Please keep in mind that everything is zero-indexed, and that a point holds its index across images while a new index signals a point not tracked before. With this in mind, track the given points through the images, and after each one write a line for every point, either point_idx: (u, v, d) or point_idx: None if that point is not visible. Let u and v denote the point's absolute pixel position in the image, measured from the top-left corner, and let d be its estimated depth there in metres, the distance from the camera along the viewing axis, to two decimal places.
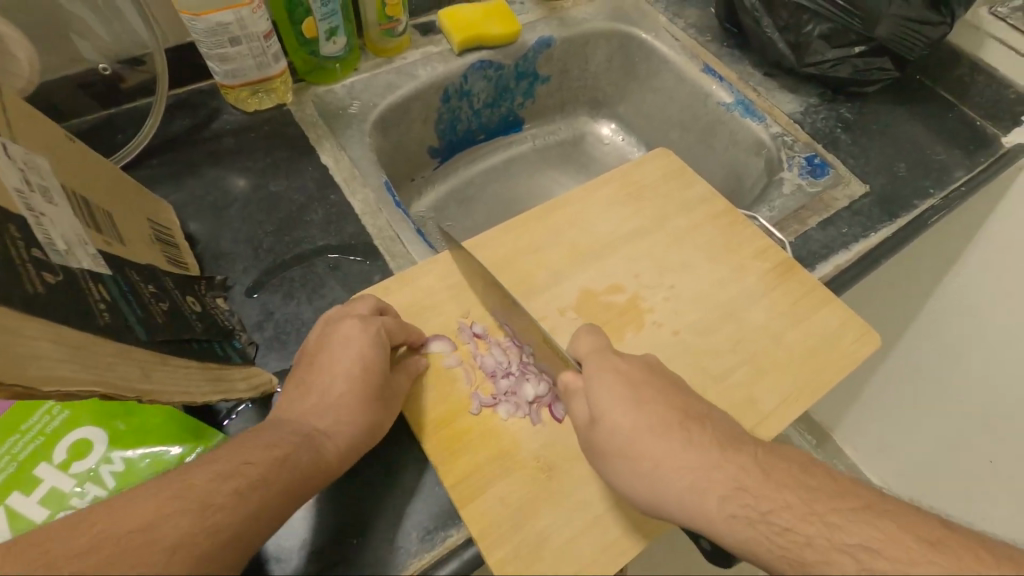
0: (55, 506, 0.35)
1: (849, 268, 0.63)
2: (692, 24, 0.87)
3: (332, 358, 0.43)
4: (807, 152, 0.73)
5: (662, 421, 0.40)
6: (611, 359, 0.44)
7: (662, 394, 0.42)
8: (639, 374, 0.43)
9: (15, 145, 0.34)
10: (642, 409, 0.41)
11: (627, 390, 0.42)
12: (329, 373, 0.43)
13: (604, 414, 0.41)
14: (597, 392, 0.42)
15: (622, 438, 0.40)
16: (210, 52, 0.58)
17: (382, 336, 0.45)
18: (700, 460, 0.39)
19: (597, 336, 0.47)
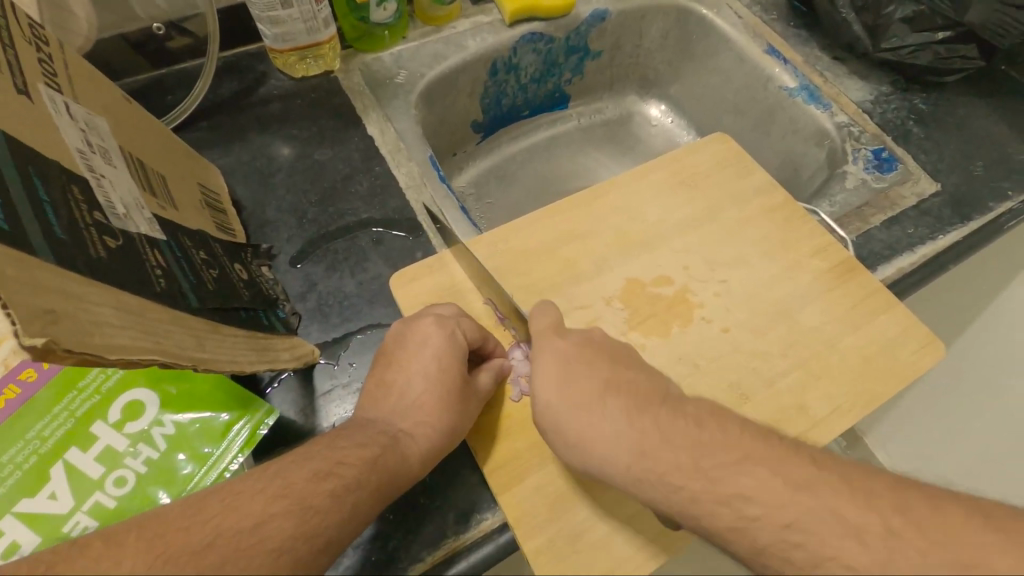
0: (109, 463, 0.36)
1: (912, 271, 0.60)
2: (757, 1, 0.81)
3: (411, 362, 0.44)
4: (874, 144, 0.69)
5: (587, 395, 0.41)
6: (555, 337, 0.44)
7: (592, 367, 0.42)
8: (576, 355, 0.43)
9: (76, 104, 0.34)
10: (565, 385, 0.41)
11: (557, 355, 0.43)
12: (408, 372, 0.43)
13: (539, 394, 0.42)
14: (537, 363, 0.43)
15: (557, 408, 0.41)
16: (262, 14, 0.57)
17: (457, 341, 0.45)
18: (622, 419, 0.39)
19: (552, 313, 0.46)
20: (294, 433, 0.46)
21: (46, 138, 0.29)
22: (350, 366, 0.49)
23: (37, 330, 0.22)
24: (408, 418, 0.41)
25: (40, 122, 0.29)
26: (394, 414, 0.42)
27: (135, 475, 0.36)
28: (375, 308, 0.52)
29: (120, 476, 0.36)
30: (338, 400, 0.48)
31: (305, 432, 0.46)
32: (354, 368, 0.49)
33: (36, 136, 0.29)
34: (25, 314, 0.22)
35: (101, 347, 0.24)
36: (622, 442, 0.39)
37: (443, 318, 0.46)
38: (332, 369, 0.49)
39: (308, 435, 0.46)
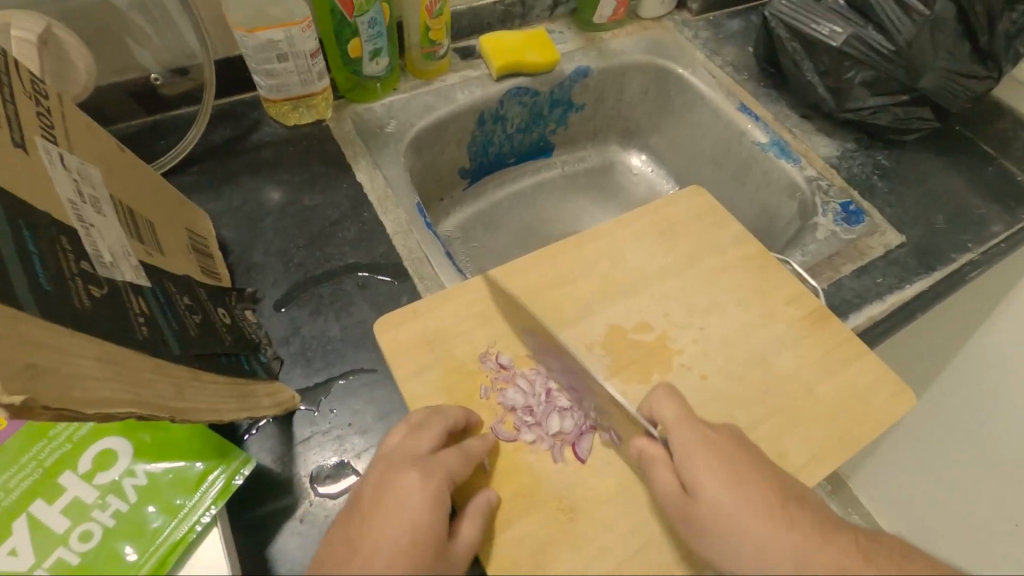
0: (76, 516, 0.35)
1: (882, 319, 0.62)
2: (730, 62, 0.87)
3: (387, 502, 0.37)
4: (842, 197, 0.72)
5: (762, 505, 0.38)
6: (703, 429, 0.42)
7: (739, 464, 0.40)
8: (738, 452, 0.41)
9: (70, 155, 0.34)
10: (737, 491, 0.38)
11: (735, 449, 0.41)
12: (382, 514, 0.37)
13: (697, 490, 0.39)
14: (734, 461, 0.40)
15: (721, 517, 0.38)
16: (258, 66, 0.59)
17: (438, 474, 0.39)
18: (736, 505, 0.38)
19: (675, 399, 0.44)
20: (270, 481, 0.45)
21: (37, 189, 0.30)
22: (330, 412, 0.49)
23: (17, 388, 0.23)
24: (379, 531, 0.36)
25: (32, 173, 0.30)
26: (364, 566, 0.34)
27: (102, 529, 0.35)
28: (359, 353, 0.52)
29: (86, 530, 0.34)
30: (317, 448, 0.47)
31: (283, 480, 0.45)
32: (335, 415, 0.49)
33: (27, 187, 0.29)
34: (7, 371, 0.23)
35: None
36: (750, 534, 0.37)
37: (420, 447, 0.41)
38: (312, 415, 0.48)
39: (285, 484, 0.45)
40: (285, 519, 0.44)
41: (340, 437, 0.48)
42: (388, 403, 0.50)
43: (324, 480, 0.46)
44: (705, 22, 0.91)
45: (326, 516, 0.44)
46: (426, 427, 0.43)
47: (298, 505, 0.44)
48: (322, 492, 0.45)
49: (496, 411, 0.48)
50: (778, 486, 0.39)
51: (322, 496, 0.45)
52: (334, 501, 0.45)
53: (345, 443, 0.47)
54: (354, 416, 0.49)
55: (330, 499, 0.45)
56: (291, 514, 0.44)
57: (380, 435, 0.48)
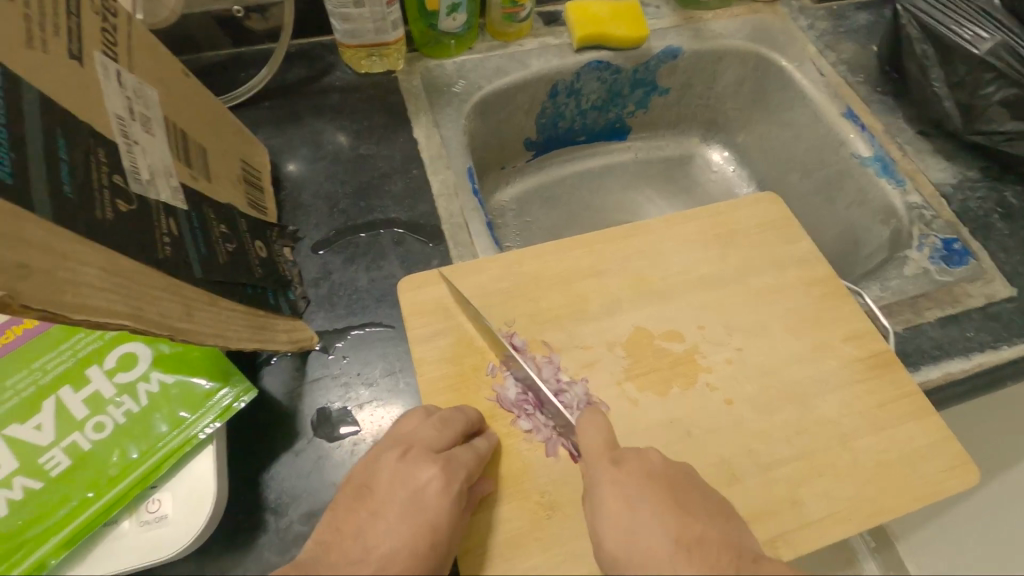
0: (94, 408, 0.38)
1: (961, 379, 0.54)
2: (845, 60, 0.77)
3: (396, 500, 0.38)
4: (947, 233, 0.63)
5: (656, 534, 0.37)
6: (609, 461, 0.41)
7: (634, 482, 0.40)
8: (643, 478, 0.40)
9: (127, 73, 0.36)
10: (636, 511, 0.38)
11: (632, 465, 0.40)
12: (387, 510, 0.38)
13: (594, 510, 0.39)
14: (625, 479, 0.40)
15: (613, 536, 0.38)
16: (335, 10, 0.59)
17: (461, 491, 0.40)
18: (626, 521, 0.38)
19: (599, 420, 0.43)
20: (276, 413, 0.47)
21: (84, 101, 0.32)
22: (342, 359, 0.50)
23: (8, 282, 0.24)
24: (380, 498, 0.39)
25: (83, 85, 0.32)
26: (381, 568, 0.36)
27: (113, 424, 0.38)
28: (380, 307, 0.53)
29: (99, 422, 0.38)
30: (324, 391, 0.48)
31: (287, 415, 0.47)
32: (346, 363, 0.50)
33: (74, 97, 0.31)
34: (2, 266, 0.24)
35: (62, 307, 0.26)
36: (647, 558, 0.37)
37: (464, 465, 0.41)
38: (326, 358, 0.50)
39: (289, 418, 0.47)
40: (283, 451, 0.46)
41: (347, 384, 0.49)
42: (398, 361, 0.50)
43: (325, 422, 0.47)
44: (826, 11, 0.82)
45: (319, 457, 0.46)
46: (443, 423, 0.42)
47: (297, 441, 0.46)
48: (320, 433, 0.47)
49: (497, 393, 0.47)
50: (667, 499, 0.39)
51: (319, 437, 0.47)
52: (330, 443, 0.46)
53: (350, 392, 0.49)
54: (364, 368, 0.50)
55: (326, 441, 0.46)
56: (289, 448, 0.46)
57: (385, 390, 0.49)
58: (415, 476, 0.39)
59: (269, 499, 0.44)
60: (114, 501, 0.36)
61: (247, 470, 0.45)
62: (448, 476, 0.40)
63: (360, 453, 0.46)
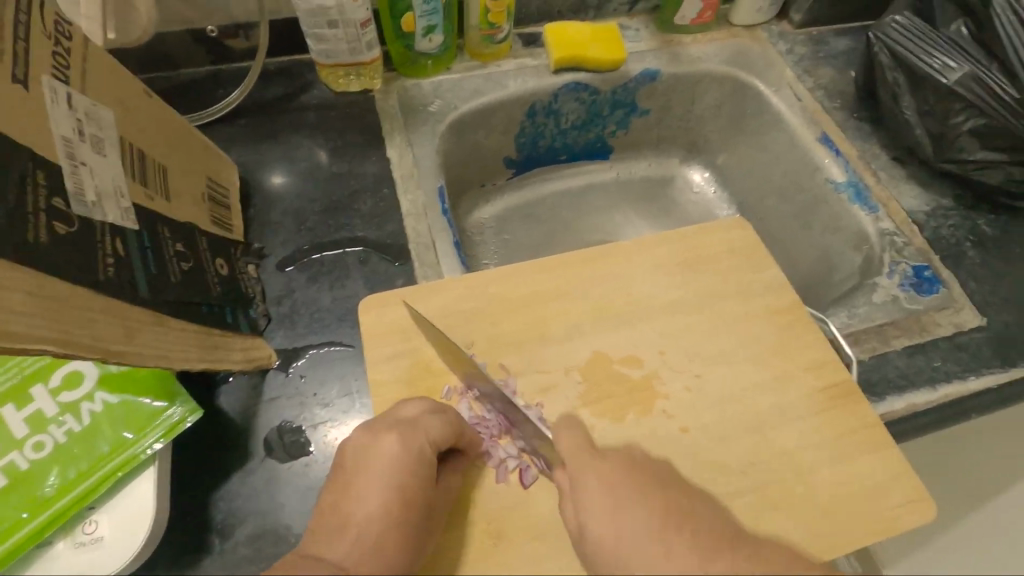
0: (35, 427, 0.38)
1: (926, 410, 0.53)
2: (823, 85, 0.77)
3: (364, 470, 0.39)
4: (918, 260, 0.62)
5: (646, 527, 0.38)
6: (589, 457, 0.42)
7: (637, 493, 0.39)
8: (636, 498, 0.39)
9: (80, 95, 0.37)
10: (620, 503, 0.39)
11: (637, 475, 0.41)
12: (358, 476, 0.39)
13: (588, 527, 0.39)
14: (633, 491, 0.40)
15: (610, 556, 0.38)
16: (309, 31, 0.60)
17: (426, 454, 0.40)
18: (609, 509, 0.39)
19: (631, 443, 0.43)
20: (229, 433, 0.47)
21: (27, 125, 0.32)
22: (299, 378, 0.50)
23: None
24: (350, 465, 0.39)
25: (26, 109, 0.32)
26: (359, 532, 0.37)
27: (54, 444, 0.38)
28: (341, 326, 0.53)
29: (39, 441, 0.38)
30: (278, 411, 0.48)
31: (239, 434, 0.47)
32: (303, 383, 0.50)
33: (15, 120, 0.31)
34: None
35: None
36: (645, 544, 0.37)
37: (429, 432, 0.41)
38: (283, 378, 0.50)
39: (241, 438, 0.47)
40: (233, 471, 0.46)
41: (302, 405, 0.49)
42: (355, 382, 0.50)
43: (277, 441, 0.47)
44: (806, 36, 0.82)
45: (269, 478, 0.46)
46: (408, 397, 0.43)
47: (249, 461, 0.46)
48: (271, 454, 0.46)
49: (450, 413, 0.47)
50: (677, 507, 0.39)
51: (271, 458, 0.46)
52: (282, 463, 0.46)
53: (305, 412, 0.48)
54: (321, 387, 0.50)
55: (278, 462, 0.46)
56: (240, 468, 0.46)
57: (340, 412, 0.49)
58: (376, 446, 0.39)
59: (216, 520, 0.44)
60: (47, 523, 0.36)
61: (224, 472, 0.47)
62: (409, 440, 0.40)
63: (312, 474, 0.46)
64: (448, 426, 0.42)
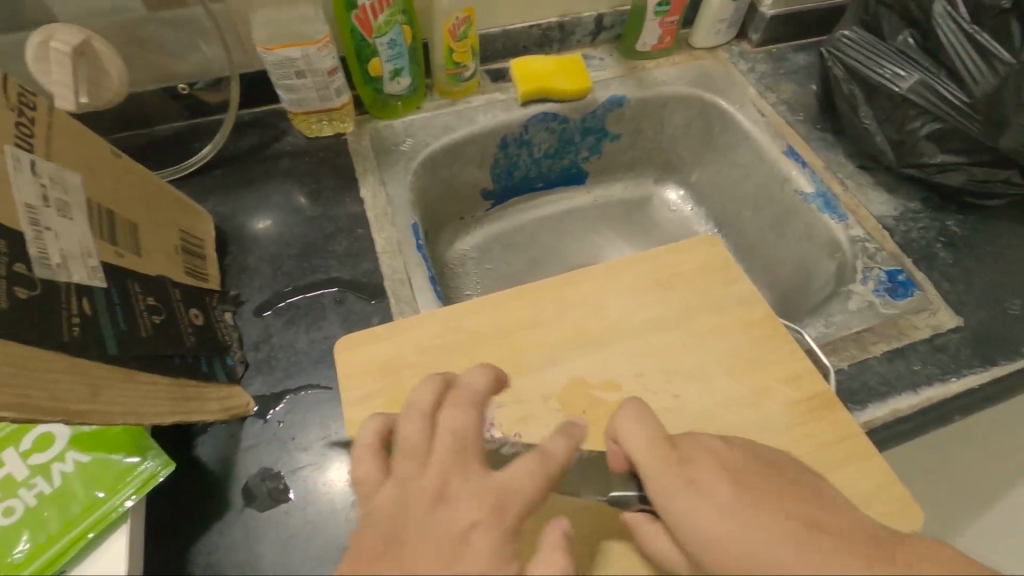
0: (5, 491, 0.39)
1: (910, 415, 0.53)
2: (785, 100, 0.79)
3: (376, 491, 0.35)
4: (891, 264, 0.63)
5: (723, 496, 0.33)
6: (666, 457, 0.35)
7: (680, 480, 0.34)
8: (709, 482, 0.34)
9: (44, 161, 0.38)
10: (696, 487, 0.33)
11: (691, 500, 0.33)
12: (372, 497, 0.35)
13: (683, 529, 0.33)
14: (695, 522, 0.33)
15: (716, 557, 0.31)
16: (279, 82, 0.62)
17: (416, 440, 0.37)
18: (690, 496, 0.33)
19: (646, 424, 0.37)
20: (207, 484, 0.47)
21: None
22: (277, 423, 0.50)
23: None
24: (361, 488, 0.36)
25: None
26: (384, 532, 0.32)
27: (24, 507, 0.38)
28: (319, 368, 0.53)
29: (9, 505, 0.38)
30: (256, 458, 0.48)
31: (217, 486, 0.47)
32: (281, 428, 0.50)
33: None
34: None
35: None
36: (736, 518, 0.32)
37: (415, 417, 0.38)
38: (261, 425, 0.50)
39: (219, 489, 0.47)
40: (212, 523, 0.45)
41: (281, 451, 0.48)
42: (334, 424, 0.50)
43: (256, 489, 0.47)
44: (766, 54, 0.84)
45: (248, 529, 0.45)
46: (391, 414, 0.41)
47: (227, 512, 0.46)
48: (250, 504, 0.46)
49: None
50: (724, 477, 0.34)
51: (249, 508, 0.46)
52: (259, 513, 0.46)
53: (284, 458, 0.48)
54: (301, 431, 0.49)
55: (257, 512, 0.46)
56: (218, 520, 0.45)
57: (318, 455, 0.48)
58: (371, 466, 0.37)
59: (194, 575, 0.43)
60: None
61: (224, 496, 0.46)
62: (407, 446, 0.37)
63: (292, 521, 0.45)
64: (471, 401, 0.40)
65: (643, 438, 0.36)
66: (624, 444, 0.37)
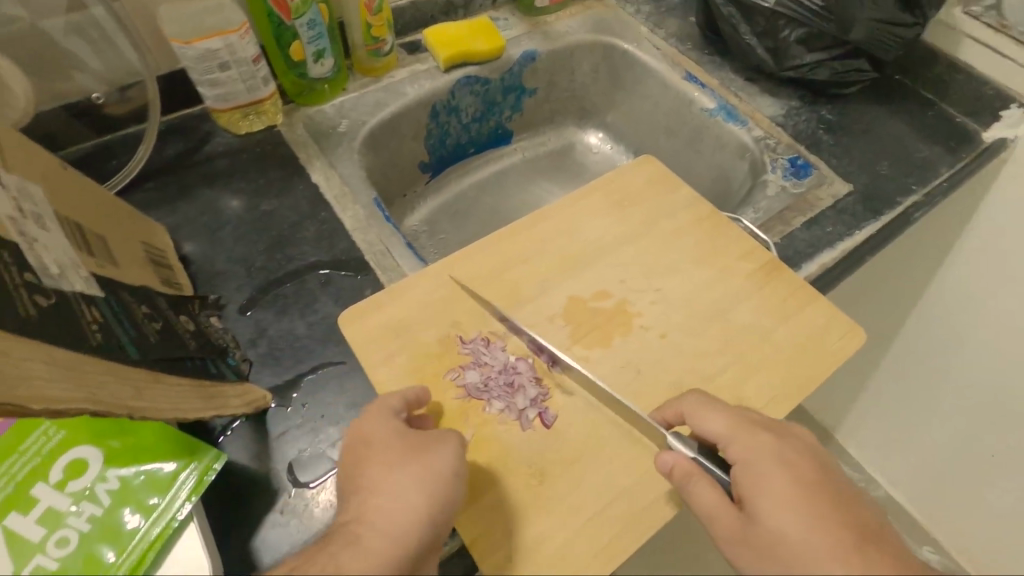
0: (52, 524, 0.36)
1: (833, 266, 0.64)
2: (674, 33, 0.88)
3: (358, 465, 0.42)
4: (790, 153, 0.75)
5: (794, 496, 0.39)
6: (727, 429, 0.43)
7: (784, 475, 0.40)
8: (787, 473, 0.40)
9: (9, 174, 0.35)
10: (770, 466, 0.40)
11: (770, 491, 0.39)
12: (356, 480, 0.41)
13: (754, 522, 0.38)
14: (772, 518, 0.38)
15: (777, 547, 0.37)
16: (201, 77, 0.60)
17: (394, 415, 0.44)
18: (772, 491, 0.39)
19: (714, 408, 0.44)
20: (249, 479, 0.46)
21: None
22: (302, 407, 0.50)
23: None
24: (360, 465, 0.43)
25: None
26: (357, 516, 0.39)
27: (78, 534, 0.36)
28: (327, 347, 0.53)
29: (63, 536, 0.36)
30: (293, 441, 0.48)
31: (261, 477, 0.46)
32: (308, 409, 0.50)
33: None
34: None
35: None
36: (796, 516, 0.38)
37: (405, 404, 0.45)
38: (285, 411, 0.49)
39: (264, 479, 0.46)
40: (267, 511, 0.45)
41: (314, 429, 0.49)
42: (360, 392, 0.51)
43: (302, 470, 0.47)
44: None
45: (307, 507, 0.45)
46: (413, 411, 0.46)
47: (279, 498, 0.45)
48: (299, 484, 0.46)
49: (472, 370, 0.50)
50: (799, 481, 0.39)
51: (300, 487, 0.46)
52: (312, 491, 0.46)
53: (319, 434, 0.48)
54: None
55: (309, 489, 0.46)
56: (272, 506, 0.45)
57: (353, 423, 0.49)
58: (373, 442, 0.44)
59: (264, 565, 0.43)
60: None
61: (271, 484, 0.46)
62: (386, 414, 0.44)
63: None
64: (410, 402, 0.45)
65: (716, 418, 0.43)
66: (698, 425, 0.44)
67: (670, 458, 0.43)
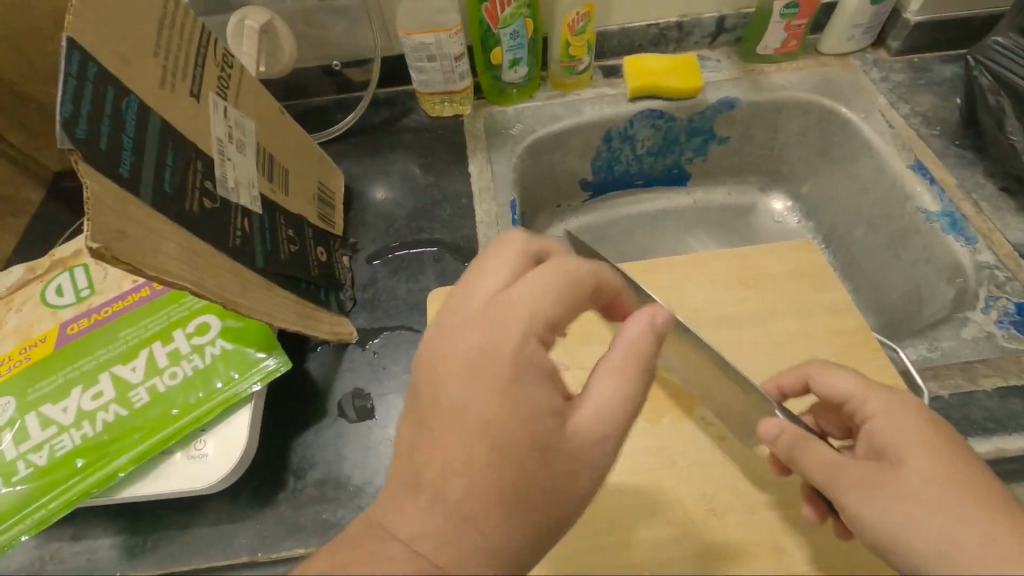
0: (173, 360, 0.49)
1: (1019, 458, 0.48)
2: (921, 113, 0.73)
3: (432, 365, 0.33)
4: (1021, 297, 0.57)
5: (935, 485, 0.36)
6: (861, 394, 0.41)
7: (928, 456, 0.37)
8: (934, 459, 0.37)
9: (233, 109, 0.48)
10: (911, 450, 0.38)
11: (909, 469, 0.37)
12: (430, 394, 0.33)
13: (878, 506, 0.37)
14: (895, 485, 0.37)
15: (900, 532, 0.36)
16: (412, 64, 0.71)
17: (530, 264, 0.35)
18: (914, 473, 0.37)
19: (843, 372, 0.43)
20: (311, 391, 0.55)
21: (197, 128, 0.43)
22: (372, 353, 0.58)
23: (103, 239, 0.32)
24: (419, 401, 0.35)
25: (198, 118, 0.44)
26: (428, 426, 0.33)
27: (183, 374, 0.48)
28: (413, 314, 0.60)
29: (174, 371, 0.48)
30: (353, 377, 0.56)
31: (319, 394, 0.55)
32: (376, 356, 0.57)
33: (188, 124, 0.42)
34: (106, 229, 0.32)
35: (140, 263, 0.34)
36: (940, 508, 0.35)
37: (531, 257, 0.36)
38: (359, 350, 0.58)
39: (320, 396, 0.55)
40: (311, 423, 0.53)
41: (372, 375, 0.56)
42: None
43: (348, 403, 0.54)
44: (905, 63, 0.79)
45: (339, 434, 0.53)
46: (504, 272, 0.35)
47: (324, 417, 0.54)
48: (341, 413, 0.54)
49: None
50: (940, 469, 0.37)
51: (340, 416, 0.54)
52: (349, 424, 0.53)
53: (373, 381, 0.56)
54: None
55: (346, 421, 0.53)
56: (316, 421, 0.54)
57: (402, 383, 0.55)
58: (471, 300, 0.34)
59: (293, 463, 0.52)
60: (172, 435, 0.46)
61: (323, 403, 0.55)
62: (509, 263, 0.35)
63: (373, 436, 0.53)
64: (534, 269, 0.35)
65: (844, 381, 0.42)
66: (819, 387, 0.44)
67: (773, 425, 0.42)
